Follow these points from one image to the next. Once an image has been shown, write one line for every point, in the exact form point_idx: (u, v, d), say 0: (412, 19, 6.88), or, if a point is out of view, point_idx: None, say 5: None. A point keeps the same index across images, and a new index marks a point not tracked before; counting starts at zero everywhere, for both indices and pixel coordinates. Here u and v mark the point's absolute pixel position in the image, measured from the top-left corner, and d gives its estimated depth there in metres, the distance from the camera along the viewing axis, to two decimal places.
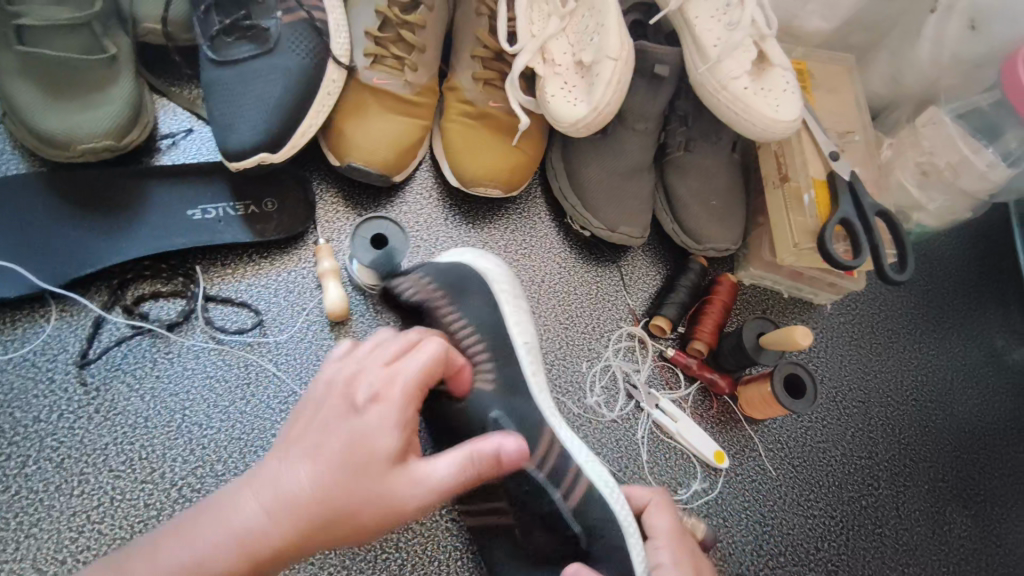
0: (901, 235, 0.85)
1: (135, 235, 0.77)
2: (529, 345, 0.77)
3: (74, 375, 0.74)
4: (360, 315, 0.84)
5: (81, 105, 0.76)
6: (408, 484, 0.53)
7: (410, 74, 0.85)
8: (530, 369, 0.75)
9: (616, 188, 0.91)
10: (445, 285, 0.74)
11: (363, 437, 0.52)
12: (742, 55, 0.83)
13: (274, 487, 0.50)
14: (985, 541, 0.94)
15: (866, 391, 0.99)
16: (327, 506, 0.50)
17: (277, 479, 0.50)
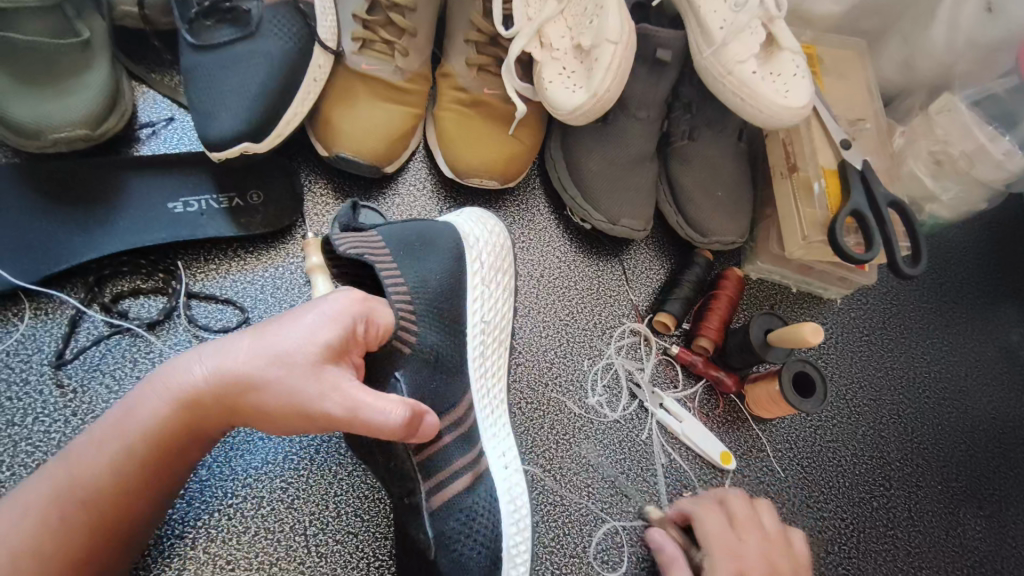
0: (914, 226, 0.82)
1: (113, 229, 0.73)
2: (483, 328, 0.73)
3: (50, 375, 0.71)
4: None
5: (53, 91, 0.72)
6: (322, 390, 0.53)
7: (401, 59, 0.81)
8: (474, 353, 0.72)
9: (616, 179, 0.87)
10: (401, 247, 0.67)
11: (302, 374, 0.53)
12: (748, 38, 0.79)
13: (215, 354, 0.56)
14: (1000, 543, 0.91)
15: (878, 389, 0.96)
16: (251, 381, 0.54)
17: (220, 349, 0.56)
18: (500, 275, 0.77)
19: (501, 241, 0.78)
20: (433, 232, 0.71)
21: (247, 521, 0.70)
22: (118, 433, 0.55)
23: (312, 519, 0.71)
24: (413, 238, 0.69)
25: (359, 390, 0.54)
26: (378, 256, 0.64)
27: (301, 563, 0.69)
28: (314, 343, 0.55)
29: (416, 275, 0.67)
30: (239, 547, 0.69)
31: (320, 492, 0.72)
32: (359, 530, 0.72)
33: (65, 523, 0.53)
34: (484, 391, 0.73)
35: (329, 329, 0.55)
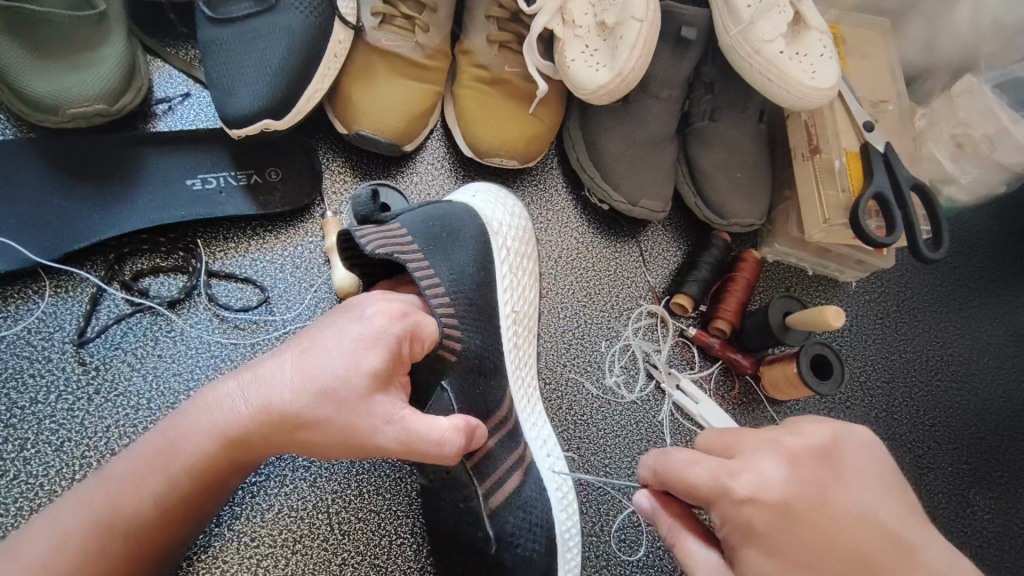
0: (937, 209, 0.81)
1: (132, 206, 0.72)
2: (515, 319, 0.73)
3: (72, 353, 0.71)
4: None
5: (70, 66, 0.70)
6: (375, 423, 0.53)
7: (422, 35, 0.80)
8: (509, 343, 0.72)
9: (637, 160, 0.86)
10: (423, 239, 0.66)
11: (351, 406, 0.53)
12: (777, 17, 0.78)
13: (260, 386, 0.55)
14: (1009, 524, 0.92)
15: (892, 372, 0.96)
16: (299, 417, 0.54)
17: (264, 380, 0.56)
18: (523, 261, 0.77)
19: (523, 224, 0.78)
20: (453, 216, 0.71)
21: (270, 499, 0.71)
22: (160, 461, 0.55)
23: (335, 498, 0.72)
24: (435, 226, 0.68)
25: (409, 418, 0.54)
26: (404, 251, 0.63)
27: (324, 540, 0.70)
28: (359, 373, 0.54)
29: (447, 268, 0.66)
30: (263, 525, 0.70)
31: (342, 470, 0.73)
32: (382, 508, 0.72)
33: (109, 548, 0.53)
34: (517, 383, 0.73)
35: (371, 356, 0.54)
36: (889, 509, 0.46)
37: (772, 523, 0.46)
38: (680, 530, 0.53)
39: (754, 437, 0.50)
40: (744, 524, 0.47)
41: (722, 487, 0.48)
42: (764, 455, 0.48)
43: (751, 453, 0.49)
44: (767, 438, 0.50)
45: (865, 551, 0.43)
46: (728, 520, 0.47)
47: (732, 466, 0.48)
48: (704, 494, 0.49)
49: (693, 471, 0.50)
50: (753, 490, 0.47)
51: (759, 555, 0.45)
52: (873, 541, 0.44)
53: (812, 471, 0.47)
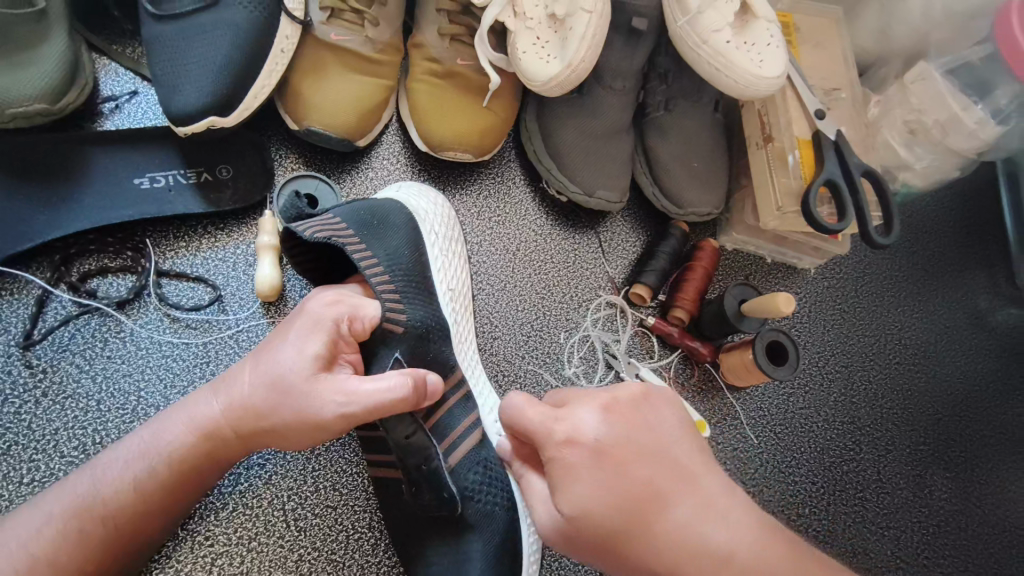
0: (887, 195, 0.82)
1: (78, 206, 0.72)
2: (452, 294, 0.74)
3: (19, 357, 0.70)
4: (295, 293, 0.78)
5: (10, 64, 0.69)
6: (325, 395, 0.54)
7: (371, 29, 0.79)
8: (450, 318, 0.73)
9: (592, 150, 0.87)
10: (358, 227, 0.66)
11: (303, 384, 0.54)
12: (725, 6, 0.78)
13: (226, 385, 0.58)
14: (966, 503, 0.94)
15: (849, 355, 0.97)
16: (258, 407, 0.56)
17: (227, 380, 0.58)
18: (453, 245, 0.77)
19: (447, 213, 0.78)
20: (385, 208, 0.71)
21: (225, 497, 0.70)
22: (133, 457, 0.57)
23: (290, 495, 0.72)
24: (368, 216, 0.68)
25: (355, 388, 0.53)
26: (344, 238, 0.63)
27: (281, 537, 0.70)
28: (305, 356, 0.55)
29: (385, 253, 0.67)
30: (218, 523, 0.69)
31: (298, 467, 0.73)
32: (339, 504, 0.72)
33: (83, 541, 0.54)
34: (461, 353, 0.74)
35: (318, 339, 0.56)
36: (682, 447, 0.53)
37: (583, 460, 0.51)
38: (526, 468, 0.58)
39: (583, 392, 0.56)
40: (561, 461, 0.52)
41: (546, 430, 0.53)
42: (588, 404, 0.54)
43: (580, 403, 0.55)
44: (592, 392, 0.55)
45: (658, 483, 0.51)
46: (551, 458, 0.52)
47: (557, 413, 0.54)
48: (531, 435, 0.54)
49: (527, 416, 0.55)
50: (575, 434, 0.52)
51: (575, 485, 0.51)
52: (666, 475, 0.51)
53: (621, 414, 0.53)
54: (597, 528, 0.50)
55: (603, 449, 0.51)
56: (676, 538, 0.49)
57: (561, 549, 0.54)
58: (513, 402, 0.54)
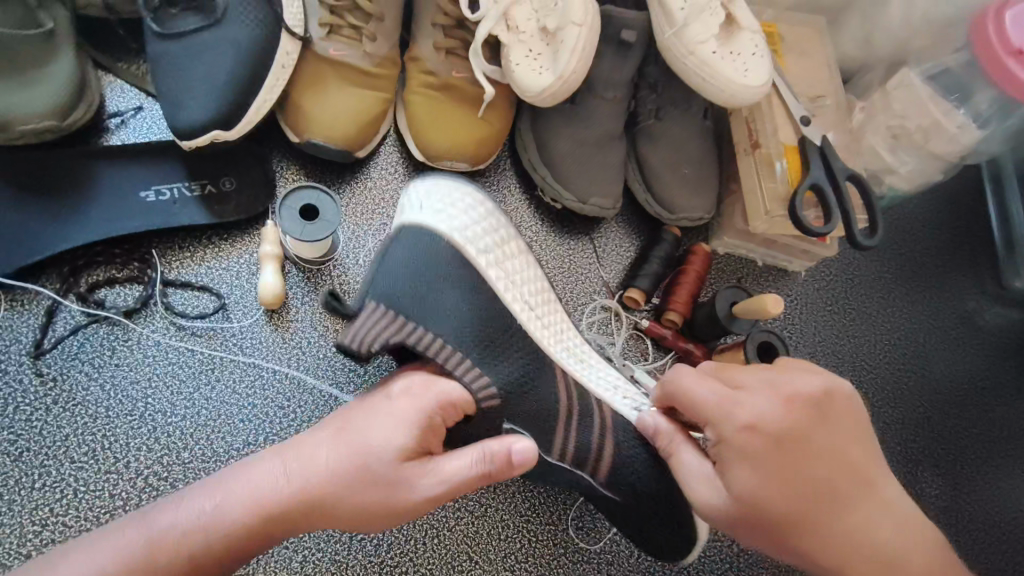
0: (871, 199, 0.85)
1: (87, 219, 0.74)
2: (530, 308, 0.75)
3: (29, 366, 0.72)
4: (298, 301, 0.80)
5: (20, 83, 0.71)
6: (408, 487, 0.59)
7: (369, 44, 0.82)
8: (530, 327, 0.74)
9: (585, 159, 0.89)
10: (405, 308, 0.66)
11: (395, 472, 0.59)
12: (710, 18, 0.81)
13: (299, 464, 0.58)
14: (956, 498, 0.96)
15: (840, 356, 1.00)
16: (340, 491, 0.58)
17: (305, 454, 0.59)
18: (504, 247, 0.76)
19: (489, 211, 0.76)
20: (429, 255, 0.70)
21: None
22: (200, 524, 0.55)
23: None
24: (414, 275, 0.68)
25: (446, 475, 0.59)
26: (401, 337, 0.64)
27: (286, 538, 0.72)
28: (396, 445, 0.59)
29: (447, 324, 0.67)
30: None
31: None
32: None
33: None
34: (555, 348, 0.76)
35: (413, 429, 0.60)
36: (854, 450, 0.59)
37: (762, 445, 0.57)
38: (675, 441, 0.65)
39: (758, 376, 0.61)
40: (737, 444, 0.58)
41: (726, 414, 0.59)
42: (765, 393, 0.59)
43: (754, 391, 0.60)
44: (764, 379, 0.61)
45: (835, 483, 0.58)
46: (723, 440, 0.59)
47: (735, 397, 0.60)
48: (712, 414, 0.60)
49: (703, 394, 0.61)
50: (735, 420, 0.58)
51: (746, 472, 0.57)
52: (845, 476, 0.58)
53: (804, 411, 0.59)
54: (769, 514, 0.57)
55: (789, 440, 0.58)
56: (851, 534, 0.57)
57: (717, 522, 0.61)
58: (689, 383, 0.62)
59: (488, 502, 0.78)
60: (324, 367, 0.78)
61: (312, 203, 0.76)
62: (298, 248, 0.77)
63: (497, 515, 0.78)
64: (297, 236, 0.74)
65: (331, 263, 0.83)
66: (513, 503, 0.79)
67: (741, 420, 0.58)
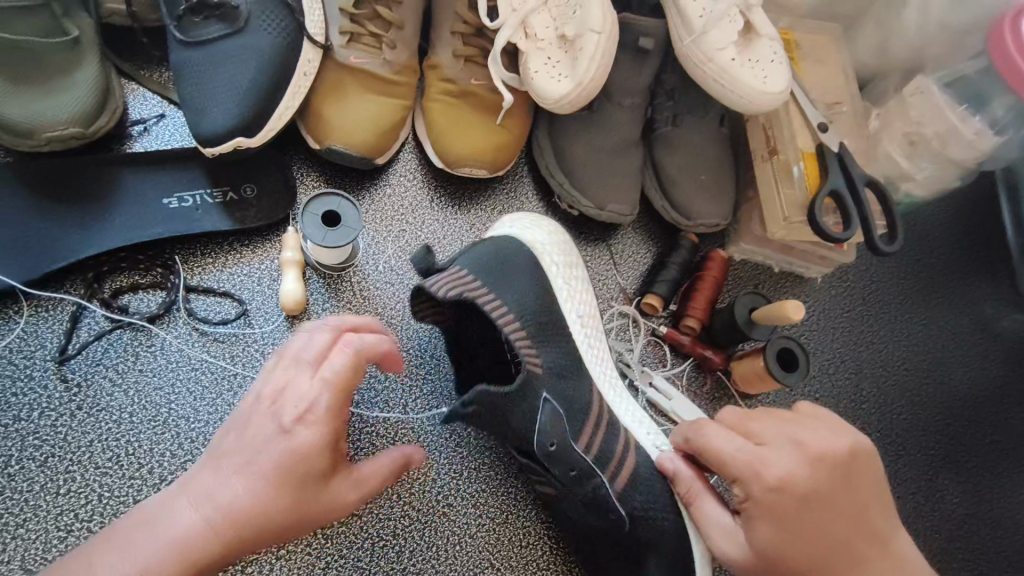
0: (889, 204, 0.85)
1: (111, 225, 0.74)
2: (583, 321, 0.78)
3: (53, 371, 0.72)
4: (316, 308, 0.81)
5: (46, 91, 0.72)
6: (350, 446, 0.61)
7: (389, 52, 0.82)
8: (583, 343, 0.77)
9: (603, 166, 0.89)
10: (479, 275, 0.71)
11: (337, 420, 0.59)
12: (728, 25, 0.82)
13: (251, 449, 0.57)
14: (977, 507, 0.95)
15: (858, 363, 0.99)
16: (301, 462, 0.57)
17: (250, 432, 0.58)
18: (573, 270, 0.80)
19: (565, 240, 0.81)
20: (505, 259, 0.74)
21: None
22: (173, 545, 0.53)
23: None
24: (492, 264, 0.73)
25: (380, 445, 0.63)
26: (474, 292, 0.69)
27: (308, 545, 0.72)
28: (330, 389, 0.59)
29: (514, 296, 0.72)
30: None
31: None
32: (364, 512, 0.74)
33: None
34: (599, 372, 0.78)
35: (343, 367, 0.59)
36: (881, 514, 0.60)
37: (789, 506, 0.58)
38: (700, 494, 0.66)
39: (782, 433, 0.62)
40: (765, 503, 0.59)
41: (756, 472, 0.60)
42: (787, 452, 0.60)
43: (777, 448, 0.61)
44: (788, 436, 0.62)
45: (857, 545, 0.58)
46: (751, 496, 0.60)
47: (763, 455, 0.61)
48: (741, 471, 0.61)
49: (730, 448, 0.62)
50: (764, 478, 0.59)
51: (767, 527, 0.59)
52: (868, 537, 0.59)
53: (829, 471, 0.59)
54: (790, 568, 0.58)
55: (814, 501, 0.58)
56: None
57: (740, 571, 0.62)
58: (715, 440, 0.64)
59: (509, 510, 0.78)
60: None
61: (332, 209, 0.76)
62: (319, 254, 0.77)
63: (520, 522, 0.78)
64: (318, 243, 0.74)
65: (351, 270, 0.83)
66: (534, 510, 0.78)
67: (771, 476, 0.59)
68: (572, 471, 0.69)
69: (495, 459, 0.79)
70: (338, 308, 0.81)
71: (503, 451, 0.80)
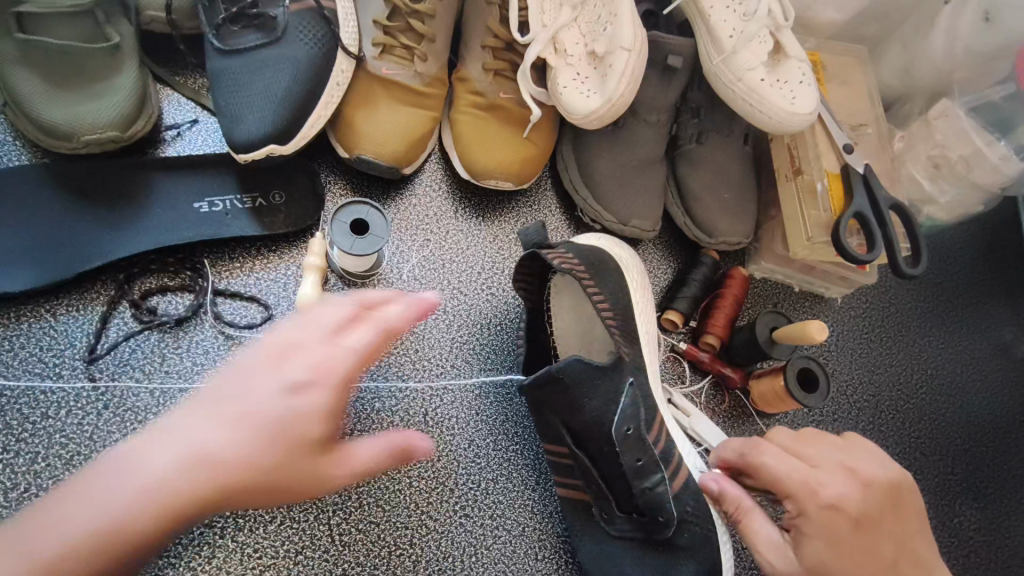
0: (914, 227, 0.85)
1: (144, 227, 0.75)
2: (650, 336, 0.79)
3: (82, 370, 0.73)
4: None
5: (85, 95, 0.74)
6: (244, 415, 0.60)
7: (420, 64, 0.83)
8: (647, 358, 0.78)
9: (628, 181, 0.90)
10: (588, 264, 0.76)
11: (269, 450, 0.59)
12: (757, 46, 0.83)
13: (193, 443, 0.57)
14: (995, 534, 0.94)
15: (877, 385, 0.99)
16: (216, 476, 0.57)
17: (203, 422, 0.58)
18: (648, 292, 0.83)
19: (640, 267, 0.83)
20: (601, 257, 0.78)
21: (273, 511, 0.73)
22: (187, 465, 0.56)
23: (335, 510, 0.74)
24: (594, 258, 0.77)
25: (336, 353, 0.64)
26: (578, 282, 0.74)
27: (326, 551, 0.72)
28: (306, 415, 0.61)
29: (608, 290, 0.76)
30: (265, 536, 0.72)
31: (342, 483, 0.75)
32: (381, 520, 0.75)
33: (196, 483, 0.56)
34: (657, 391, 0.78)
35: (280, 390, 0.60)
36: (919, 540, 0.62)
37: (842, 528, 0.59)
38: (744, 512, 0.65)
39: (833, 457, 0.64)
40: (820, 522, 0.60)
41: (811, 491, 0.61)
42: (840, 475, 0.62)
43: (827, 470, 0.62)
44: (837, 460, 0.63)
45: (902, 567, 0.60)
46: (806, 514, 0.60)
47: (818, 474, 0.62)
48: (795, 490, 0.61)
49: (784, 467, 0.63)
50: (819, 496, 0.60)
51: (822, 545, 0.59)
52: (908, 560, 0.60)
53: (879, 495, 0.61)
54: None
55: (865, 522, 0.60)
56: None
57: None
58: (769, 458, 0.64)
59: (524, 524, 0.78)
60: (365, 381, 0.80)
61: (363, 218, 0.77)
62: (347, 262, 0.78)
63: (534, 536, 0.78)
64: (351, 251, 0.75)
65: (375, 278, 0.84)
66: (550, 524, 0.79)
67: (827, 494, 0.60)
68: (639, 460, 0.71)
69: (513, 471, 0.80)
70: None
71: (520, 464, 0.80)
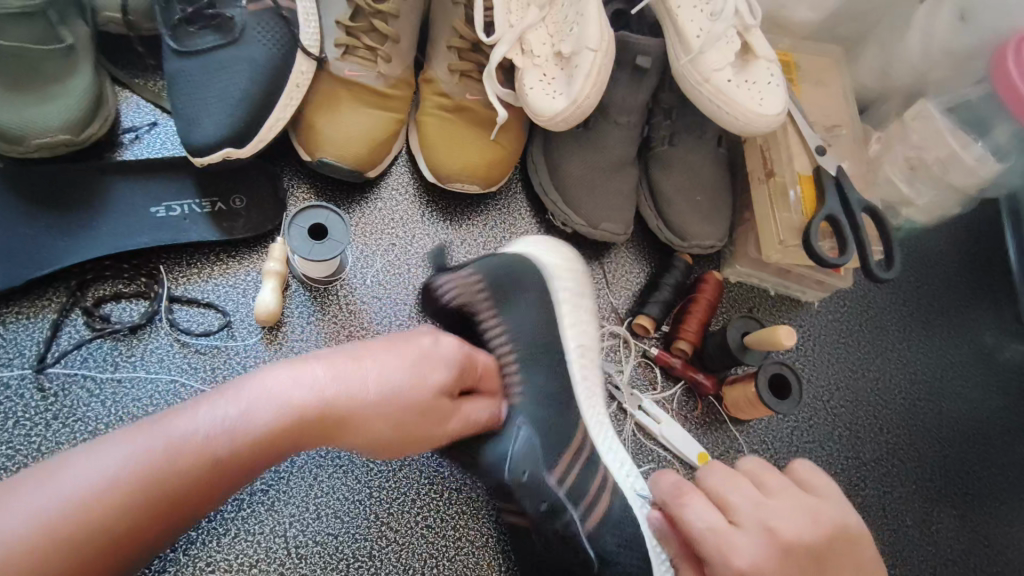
0: (887, 230, 0.83)
1: (95, 233, 0.74)
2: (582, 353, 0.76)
3: (32, 379, 0.72)
4: (298, 320, 0.80)
5: (36, 98, 0.72)
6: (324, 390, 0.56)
7: (384, 65, 0.82)
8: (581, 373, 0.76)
9: (597, 184, 0.88)
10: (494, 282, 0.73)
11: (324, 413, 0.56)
12: (725, 46, 0.81)
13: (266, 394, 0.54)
14: (973, 541, 0.92)
15: (854, 391, 0.97)
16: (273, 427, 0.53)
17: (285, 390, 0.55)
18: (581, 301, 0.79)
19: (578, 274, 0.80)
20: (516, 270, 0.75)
21: (228, 523, 0.71)
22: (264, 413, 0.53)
23: (291, 521, 0.72)
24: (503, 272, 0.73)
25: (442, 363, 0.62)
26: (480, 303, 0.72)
27: (281, 564, 0.71)
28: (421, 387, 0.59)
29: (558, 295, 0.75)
30: (219, 549, 0.70)
31: (301, 493, 0.74)
32: (340, 532, 0.73)
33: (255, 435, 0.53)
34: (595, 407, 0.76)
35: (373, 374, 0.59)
36: None
37: None
38: None
39: (753, 517, 0.59)
40: None
41: (722, 556, 0.56)
42: (755, 538, 0.57)
43: (744, 532, 0.58)
44: (755, 522, 0.58)
45: None
46: None
47: (732, 538, 0.57)
48: (708, 554, 0.57)
49: (700, 527, 0.59)
50: (730, 567, 0.55)
51: None
52: None
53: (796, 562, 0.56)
54: None
55: None
56: None
57: None
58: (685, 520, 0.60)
59: (487, 535, 0.76)
60: None
61: (320, 223, 0.75)
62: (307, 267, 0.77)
63: (498, 547, 0.76)
64: (308, 258, 0.73)
65: (338, 283, 0.83)
66: None
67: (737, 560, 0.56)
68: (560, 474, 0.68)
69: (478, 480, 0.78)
70: (322, 322, 0.81)
71: None
